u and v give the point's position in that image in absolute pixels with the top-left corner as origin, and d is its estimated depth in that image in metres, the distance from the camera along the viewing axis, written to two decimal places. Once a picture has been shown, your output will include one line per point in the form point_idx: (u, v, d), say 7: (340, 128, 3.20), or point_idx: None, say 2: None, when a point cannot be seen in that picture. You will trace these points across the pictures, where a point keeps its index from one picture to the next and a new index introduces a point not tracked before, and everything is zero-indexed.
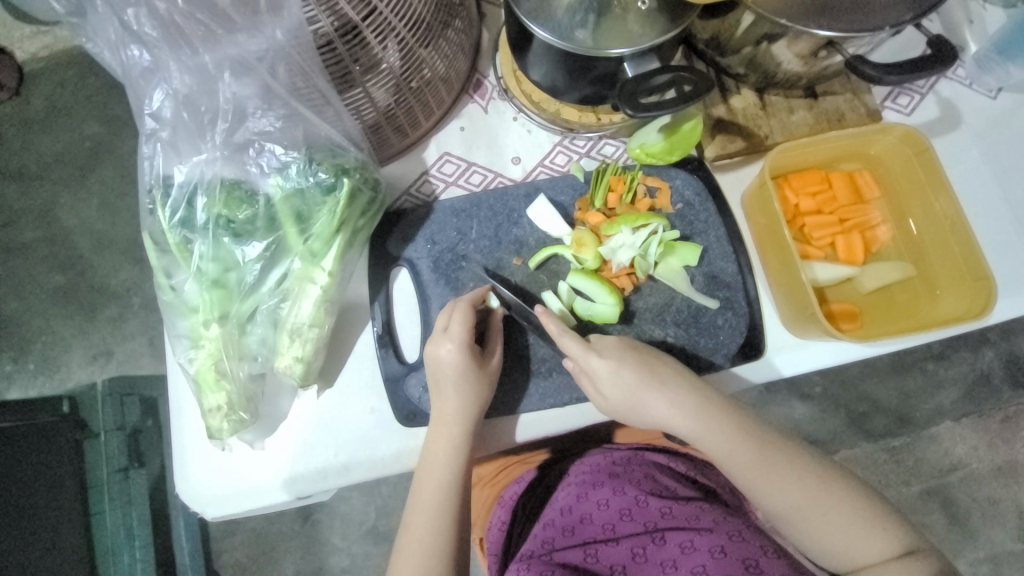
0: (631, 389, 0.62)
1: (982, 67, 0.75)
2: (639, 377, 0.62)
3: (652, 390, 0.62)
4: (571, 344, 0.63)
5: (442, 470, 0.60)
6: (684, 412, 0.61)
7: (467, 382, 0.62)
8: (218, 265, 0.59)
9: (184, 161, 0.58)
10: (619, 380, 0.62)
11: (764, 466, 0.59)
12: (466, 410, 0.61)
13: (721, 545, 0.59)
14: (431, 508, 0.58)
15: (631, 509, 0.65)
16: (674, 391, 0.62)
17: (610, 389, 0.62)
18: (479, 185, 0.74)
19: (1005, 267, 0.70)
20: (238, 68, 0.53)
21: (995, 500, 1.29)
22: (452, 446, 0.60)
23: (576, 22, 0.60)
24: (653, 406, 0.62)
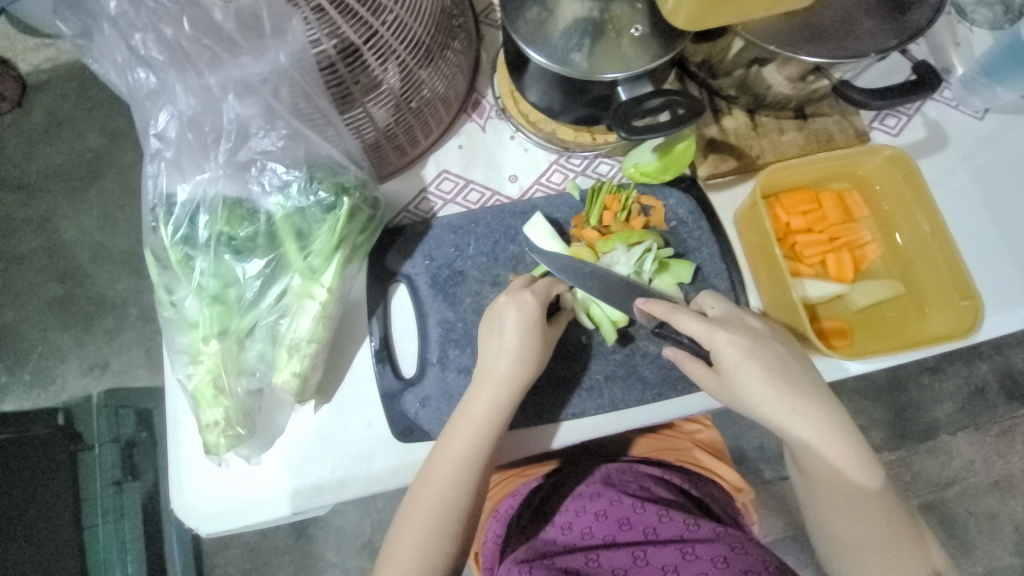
0: (760, 387, 0.59)
1: (968, 88, 0.77)
2: (767, 375, 0.59)
3: (779, 395, 0.58)
4: (690, 319, 0.61)
5: (476, 426, 0.59)
6: (805, 423, 0.58)
7: (527, 339, 0.61)
8: (219, 281, 0.60)
9: (187, 180, 0.59)
10: (744, 372, 0.59)
11: (843, 499, 0.58)
12: (521, 371, 0.60)
13: (723, 555, 0.64)
14: (453, 463, 0.58)
15: (629, 516, 0.69)
16: (803, 402, 0.58)
17: (728, 373, 0.60)
18: (477, 203, 0.76)
19: (993, 285, 0.71)
20: (242, 90, 0.55)
21: (992, 513, 1.29)
22: (495, 404, 0.60)
23: (571, 46, 0.62)
24: (770, 403, 0.58)
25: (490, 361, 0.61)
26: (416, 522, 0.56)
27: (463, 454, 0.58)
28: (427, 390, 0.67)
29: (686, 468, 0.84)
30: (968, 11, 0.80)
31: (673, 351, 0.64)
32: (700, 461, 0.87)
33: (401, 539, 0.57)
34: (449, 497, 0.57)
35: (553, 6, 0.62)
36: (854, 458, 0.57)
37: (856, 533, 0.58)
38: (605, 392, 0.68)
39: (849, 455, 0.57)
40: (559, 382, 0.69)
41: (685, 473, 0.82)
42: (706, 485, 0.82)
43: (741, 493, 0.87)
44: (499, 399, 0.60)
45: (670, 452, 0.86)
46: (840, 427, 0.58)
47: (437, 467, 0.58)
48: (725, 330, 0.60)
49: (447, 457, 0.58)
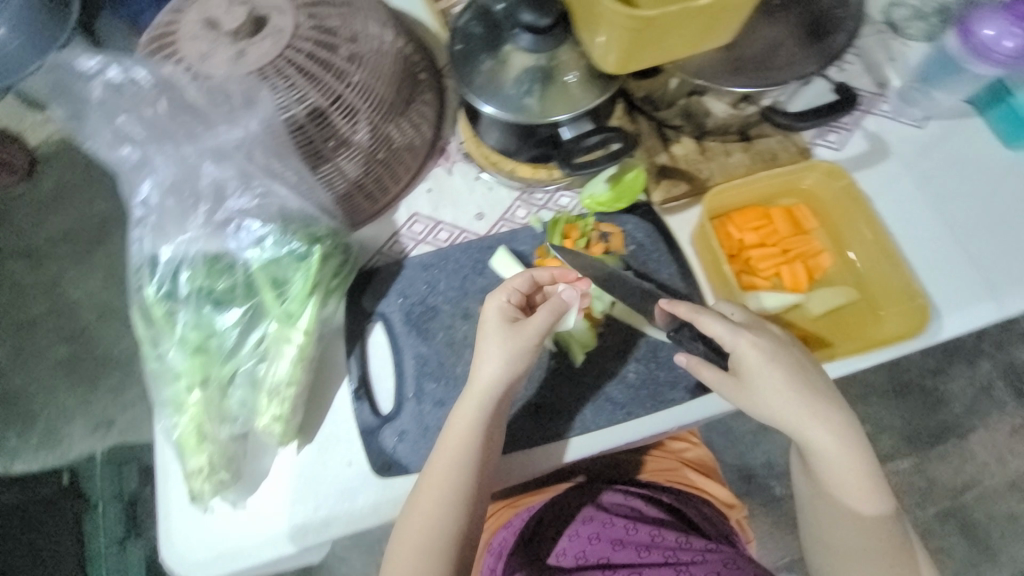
0: (784, 391, 0.60)
1: (906, 99, 0.82)
2: (786, 380, 0.61)
3: (802, 401, 0.60)
4: (715, 322, 0.62)
5: (459, 434, 0.61)
6: (826, 429, 0.60)
7: (503, 342, 0.62)
8: (200, 333, 0.63)
9: (170, 241, 0.63)
10: (771, 376, 0.60)
11: (847, 506, 0.61)
12: (501, 377, 0.61)
13: (718, 571, 0.67)
14: (439, 475, 0.60)
15: (623, 537, 0.72)
16: (824, 409, 0.61)
17: (748, 376, 0.61)
18: (446, 241, 0.80)
19: (946, 285, 0.73)
20: (218, 156, 0.63)
21: (1015, 517, 1.25)
22: (477, 417, 0.61)
23: (523, 91, 0.68)
24: (789, 405, 0.60)
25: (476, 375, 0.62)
26: (409, 530, 0.59)
27: (446, 468, 0.60)
28: (404, 423, 0.69)
29: (678, 489, 0.83)
30: (902, 27, 0.85)
31: (684, 358, 0.64)
32: (689, 480, 0.87)
33: (400, 543, 0.59)
34: (443, 502, 0.59)
35: (505, 57, 0.68)
36: (862, 469, 0.61)
37: (851, 541, 0.62)
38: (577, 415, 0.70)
39: (861, 464, 0.61)
40: (532, 408, 0.70)
41: (674, 493, 0.82)
42: (696, 503, 0.82)
43: (734, 510, 0.87)
44: (479, 412, 0.61)
45: (661, 473, 0.86)
46: (854, 439, 0.61)
47: (427, 478, 0.61)
48: (750, 334, 0.61)
49: (435, 472, 0.60)
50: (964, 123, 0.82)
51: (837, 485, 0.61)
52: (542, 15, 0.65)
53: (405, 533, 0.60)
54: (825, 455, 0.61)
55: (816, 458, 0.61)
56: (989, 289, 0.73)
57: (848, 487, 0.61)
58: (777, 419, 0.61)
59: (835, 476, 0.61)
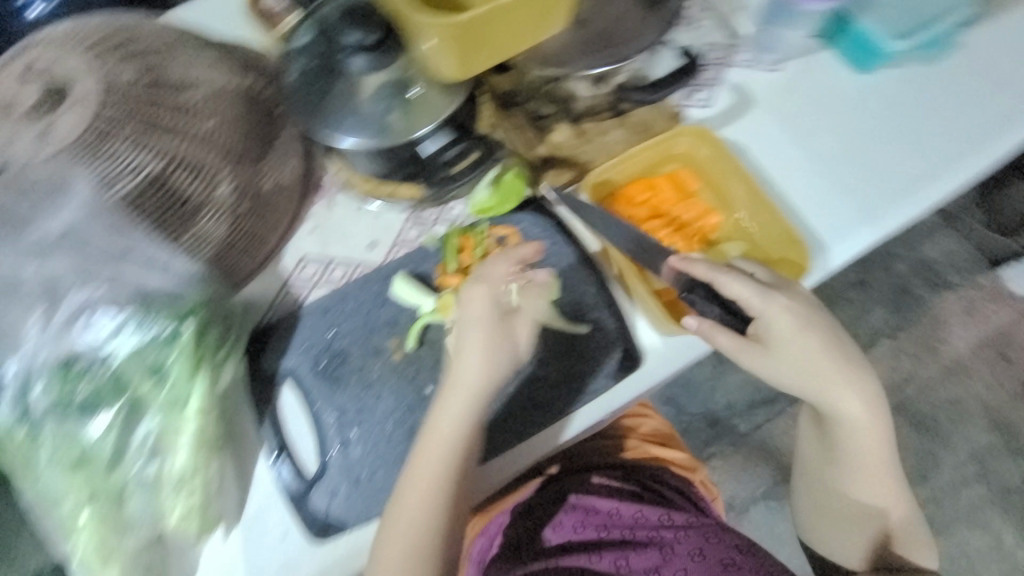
0: (817, 355, 0.64)
1: (760, 46, 0.84)
2: (829, 345, 0.64)
3: (846, 374, 0.64)
4: (740, 287, 0.63)
5: (448, 434, 0.62)
6: (854, 399, 0.65)
7: (486, 341, 0.64)
8: (71, 448, 0.57)
9: (15, 354, 0.57)
10: (802, 341, 0.63)
11: (863, 466, 0.68)
12: (492, 379, 0.64)
13: (701, 548, 0.72)
14: (431, 477, 0.61)
15: (609, 522, 0.76)
16: (857, 379, 0.65)
17: (796, 343, 0.63)
18: (343, 279, 0.75)
19: (829, 216, 0.75)
20: (41, 253, 0.57)
21: (952, 399, 1.36)
22: (467, 415, 0.62)
23: (382, 110, 0.66)
24: (824, 373, 0.64)
25: (462, 369, 0.64)
26: (400, 522, 0.61)
27: (438, 469, 0.61)
28: (333, 481, 0.65)
29: (641, 466, 0.85)
30: None
31: (694, 325, 0.64)
32: (649, 454, 0.89)
33: (389, 531, 0.61)
34: (428, 512, 0.61)
35: (357, 79, 0.66)
36: (875, 437, 0.67)
37: (837, 478, 0.71)
38: (511, 425, 0.68)
39: (875, 434, 0.66)
40: None
41: (638, 470, 0.85)
42: (662, 476, 0.85)
43: (696, 472, 0.90)
44: (470, 409, 0.63)
45: (622, 452, 0.88)
46: (880, 412, 0.66)
47: (422, 479, 0.61)
48: (780, 301, 0.63)
49: (422, 476, 0.61)
50: (813, 58, 0.85)
51: (851, 446, 0.67)
52: (370, 32, 0.64)
53: (396, 527, 0.61)
54: (859, 421, 0.66)
55: (846, 425, 0.66)
56: (864, 211, 0.76)
57: (862, 453, 0.67)
58: (799, 390, 0.64)
59: (846, 440, 0.67)
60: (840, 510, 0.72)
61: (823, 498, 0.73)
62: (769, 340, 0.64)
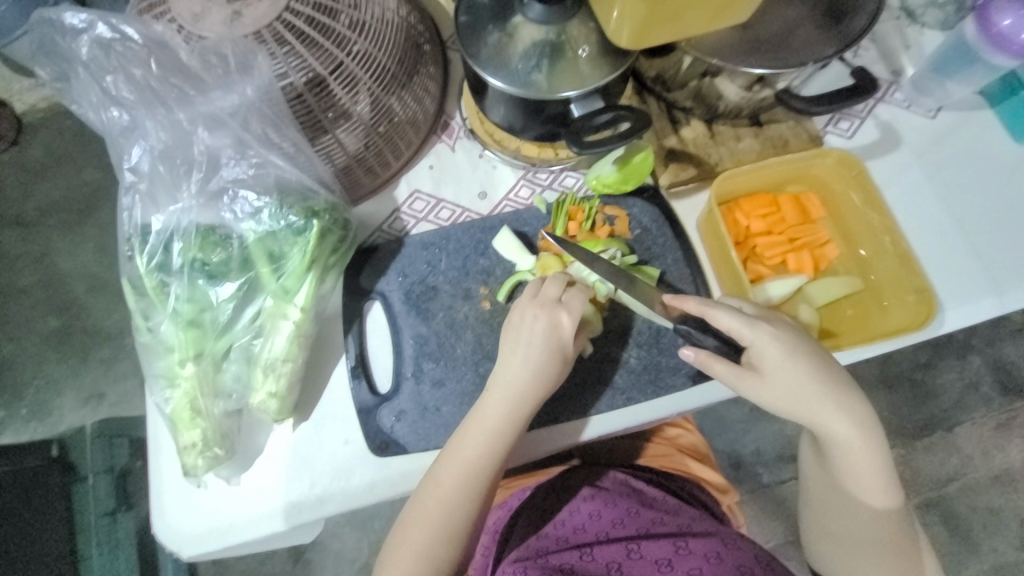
0: (797, 380, 0.60)
1: (919, 89, 0.79)
2: (807, 372, 0.60)
3: (830, 396, 0.60)
4: (723, 316, 0.62)
5: (499, 425, 0.60)
6: (842, 418, 0.60)
7: (551, 343, 0.62)
8: (193, 306, 0.62)
9: (161, 211, 0.62)
10: (793, 369, 0.60)
11: (866, 485, 0.61)
12: (537, 383, 0.62)
13: (717, 551, 0.64)
14: (473, 462, 0.59)
15: (624, 518, 0.70)
16: (846, 399, 0.60)
17: (773, 372, 0.60)
18: (448, 220, 0.78)
19: (951, 277, 0.73)
20: (210, 123, 0.60)
21: (996, 509, 1.27)
22: (510, 407, 0.61)
23: (531, 66, 0.65)
24: (817, 399, 0.60)
25: (510, 359, 0.62)
26: (434, 493, 0.59)
27: (480, 452, 0.59)
28: (402, 404, 0.68)
29: (672, 475, 0.82)
30: (918, 13, 0.83)
31: (691, 355, 0.62)
32: (683, 466, 0.86)
33: (421, 502, 0.59)
34: (462, 490, 0.58)
35: (512, 31, 0.65)
36: (863, 455, 0.60)
37: (833, 502, 0.64)
38: (577, 399, 0.69)
39: (877, 459, 0.60)
40: None
41: (671, 477, 0.82)
42: (694, 490, 0.82)
43: (726, 496, 0.87)
44: (518, 392, 0.61)
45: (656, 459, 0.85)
46: (871, 430, 0.60)
47: (463, 458, 0.59)
48: (769, 327, 0.61)
49: (465, 448, 0.59)
50: (973, 115, 0.80)
51: (840, 468, 0.62)
52: None
53: (428, 494, 0.59)
54: (846, 441, 0.60)
55: (838, 448, 0.61)
56: (992, 281, 0.73)
57: (860, 473, 0.61)
58: (811, 420, 0.60)
59: (846, 464, 0.61)
60: (865, 540, 0.63)
61: (826, 525, 0.66)
62: (763, 366, 0.61)
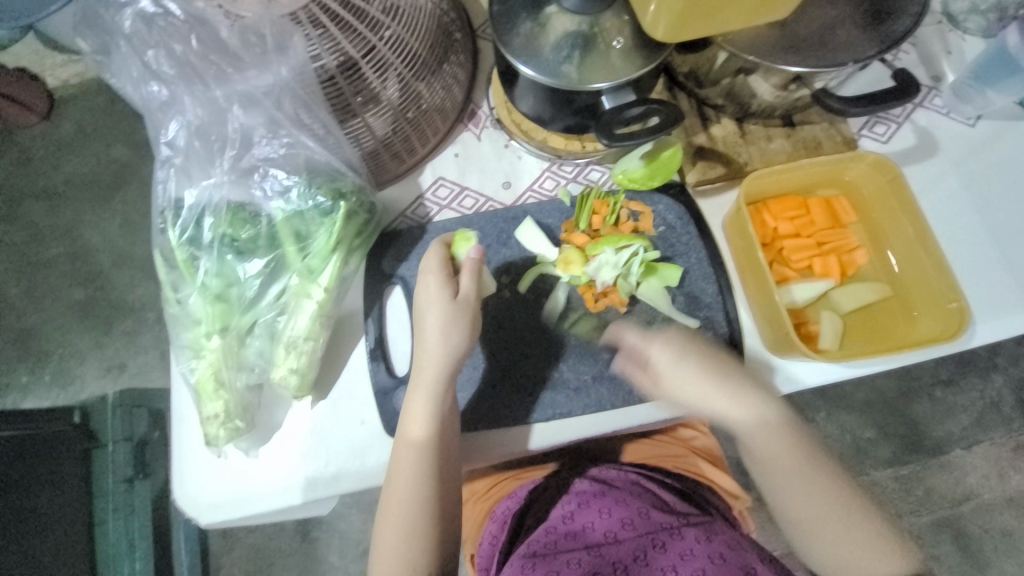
0: (693, 378, 0.63)
1: (959, 96, 0.77)
2: (700, 371, 0.63)
3: (724, 389, 0.62)
4: (631, 334, 0.67)
5: (426, 400, 0.61)
6: (754, 414, 0.62)
7: (448, 314, 0.62)
8: (222, 280, 0.63)
9: (195, 185, 0.63)
10: (683, 373, 0.63)
11: (803, 485, 0.60)
12: (452, 350, 0.62)
13: (721, 553, 0.63)
14: (411, 458, 0.60)
15: (633, 517, 0.69)
16: (740, 388, 0.63)
17: (666, 377, 0.64)
18: (471, 209, 0.78)
19: (982, 290, 0.71)
20: (246, 101, 0.61)
21: (1008, 531, 1.24)
22: (433, 393, 0.61)
23: (562, 57, 0.64)
24: (709, 393, 0.62)
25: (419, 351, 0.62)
26: (400, 485, 0.60)
27: (419, 434, 0.60)
28: None
29: (685, 476, 0.81)
30: (961, 19, 0.81)
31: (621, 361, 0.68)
32: (696, 468, 0.84)
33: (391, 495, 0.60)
34: (417, 472, 0.60)
35: (544, 20, 0.65)
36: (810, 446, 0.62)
37: (816, 517, 0.60)
38: (592, 392, 0.69)
39: (785, 441, 0.61)
40: (547, 381, 0.70)
41: (683, 479, 0.81)
42: (706, 493, 0.80)
43: (739, 500, 0.85)
44: (437, 379, 0.61)
45: (668, 458, 0.85)
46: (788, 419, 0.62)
47: (406, 443, 0.60)
48: (660, 340, 0.65)
49: (404, 434, 0.61)
50: (1015, 126, 0.77)
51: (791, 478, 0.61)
52: None
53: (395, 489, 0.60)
54: (763, 436, 0.62)
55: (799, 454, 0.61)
56: None
57: (801, 467, 0.61)
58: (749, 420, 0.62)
59: (767, 447, 0.62)
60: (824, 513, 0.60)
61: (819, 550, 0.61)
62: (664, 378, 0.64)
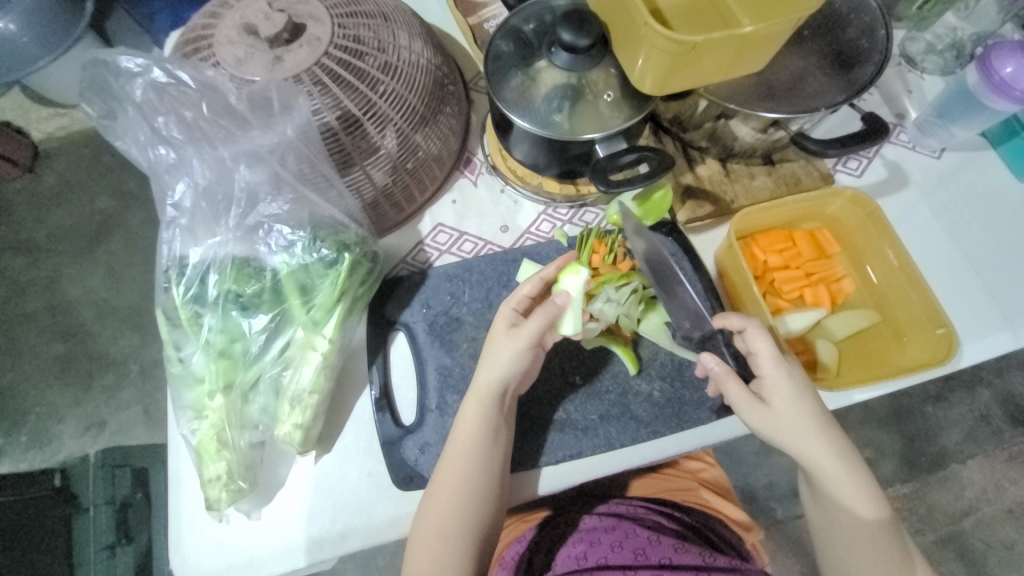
0: (797, 409, 0.60)
1: (924, 131, 0.83)
2: (813, 408, 0.61)
3: (827, 431, 0.60)
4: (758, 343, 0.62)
5: (481, 414, 0.61)
6: (835, 458, 0.60)
7: (511, 340, 0.62)
8: (225, 336, 0.63)
9: (199, 243, 0.64)
10: (798, 405, 0.60)
11: (874, 546, 0.59)
12: (508, 374, 0.62)
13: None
14: (454, 484, 0.59)
15: (645, 548, 0.68)
16: (839, 434, 0.61)
17: (780, 403, 0.61)
18: (471, 253, 0.80)
19: (963, 312, 0.74)
20: (251, 160, 0.63)
21: (1011, 545, 1.24)
22: (483, 417, 0.61)
23: (553, 108, 0.68)
24: (814, 438, 0.60)
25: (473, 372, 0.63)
26: (441, 495, 0.60)
27: (471, 455, 0.60)
28: (426, 436, 0.68)
29: (694, 509, 0.80)
30: (917, 60, 0.88)
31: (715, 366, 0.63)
32: (704, 500, 0.84)
33: (433, 507, 0.59)
34: (459, 491, 0.59)
35: (535, 75, 0.69)
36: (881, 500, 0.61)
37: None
38: (600, 432, 0.69)
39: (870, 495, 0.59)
40: (556, 423, 0.70)
41: (693, 513, 0.79)
42: (717, 526, 0.79)
43: (749, 533, 0.84)
44: (487, 404, 0.61)
45: (676, 491, 0.84)
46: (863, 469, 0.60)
47: (455, 459, 0.60)
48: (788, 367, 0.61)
49: (456, 449, 0.60)
50: (975, 156, 0.83)
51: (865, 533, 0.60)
52: (582, 35, 0.64)
53: (438, 499, 0.60)
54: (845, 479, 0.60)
55: (868, 507, 0.59)
56: (1006, 318, 0.74)
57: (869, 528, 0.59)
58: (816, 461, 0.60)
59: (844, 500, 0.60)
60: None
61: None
62: (772, 399, 0.61)
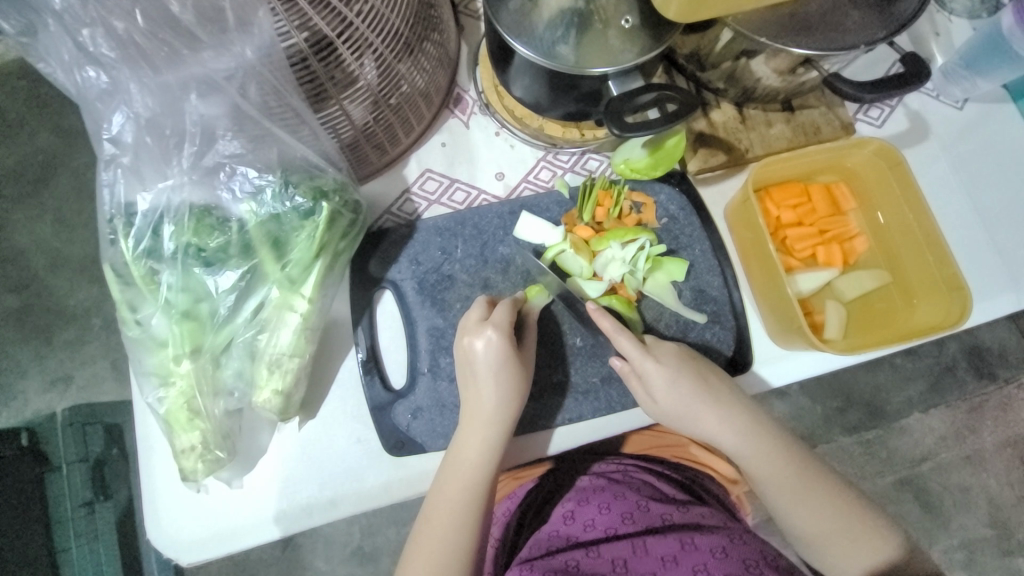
0: (681, 391, 0.62)
1: (949, 79, 0.77)
2: (697, 388, 0.62)
3: (711, 406, 0.62)
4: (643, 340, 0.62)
5: (485, 427, 0.58)
6: (730, 430, 0.62)
7: (510, 369, 0.59)
8: (188, 296, 0.56)
9: (148, 188, 0.55)
10: (677, 390, 0.62)
11: (801, 500, 0.60)
12: (509, 405, 0.59)
13: (722, 546, 0.61)
14: (448, 516, 0.55)
15: (633, 512, 0.66)
16: (726, 404, 0.63)
17: (663, 393, 0.62)
18: (462, 203, 0.72)
19: (969, 274, 0.73)
20: (204, 89, 0.51)
21: (966, 488, 1.28)
22: (485, 446, 0.58)
23: (557, 37, 0.59)
24: (704, 416, 0.62)
25: (472, 402, 0.59)
26: (441, 510, 0.56)
27: (474, 466, 0.57)
28: (418, 400, 0.64)
29: (683, 467, 0.77)
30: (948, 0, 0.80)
31: (619, 367, 0.64)
32: (695, 459, 0.80)
33: (434, 522, 0.55)
34: (461, 504, 0.56)
35: None
36: (790, 452, 0.62)
37: (830, 533, 0.59)
38: (602, 394, 0.68)
39: (774, 456, 0.61)
40: (555, 387, 0.67)
41: (685, 472, 0.77)
42: (707, 482, 0.77)
43: (736, 486, 0.81)
44: (490, 423, 0.59)
45: (667, 448, 0.80)
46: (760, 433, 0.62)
47: (460, 468, 0.57)
48: (660, 357, 0.63)
49: (459, 460, 0.58)
50: (998, 109, 0.78)
51: (789, 489, 0.61)
52: None
53: (434, 515, 0.56)
54: (743, 447, 0.62)
55: (780, 468, 0.61)
56: (1012, 279, 0.73)
57: (786, 485, 0.61)
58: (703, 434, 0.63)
59: (753, 464, 0.62)
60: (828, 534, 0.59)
61: (844, 566, 0.59)
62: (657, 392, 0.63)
